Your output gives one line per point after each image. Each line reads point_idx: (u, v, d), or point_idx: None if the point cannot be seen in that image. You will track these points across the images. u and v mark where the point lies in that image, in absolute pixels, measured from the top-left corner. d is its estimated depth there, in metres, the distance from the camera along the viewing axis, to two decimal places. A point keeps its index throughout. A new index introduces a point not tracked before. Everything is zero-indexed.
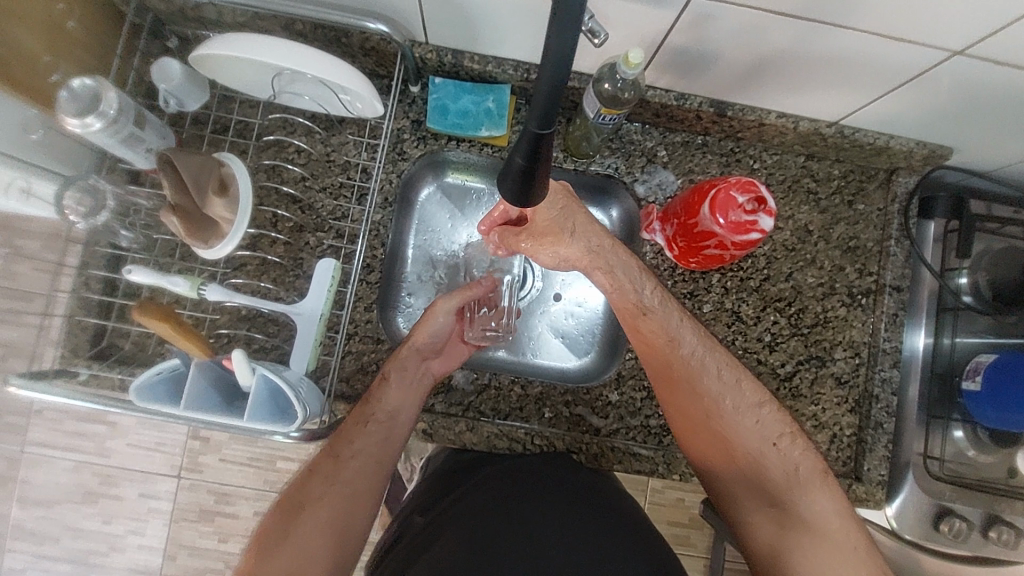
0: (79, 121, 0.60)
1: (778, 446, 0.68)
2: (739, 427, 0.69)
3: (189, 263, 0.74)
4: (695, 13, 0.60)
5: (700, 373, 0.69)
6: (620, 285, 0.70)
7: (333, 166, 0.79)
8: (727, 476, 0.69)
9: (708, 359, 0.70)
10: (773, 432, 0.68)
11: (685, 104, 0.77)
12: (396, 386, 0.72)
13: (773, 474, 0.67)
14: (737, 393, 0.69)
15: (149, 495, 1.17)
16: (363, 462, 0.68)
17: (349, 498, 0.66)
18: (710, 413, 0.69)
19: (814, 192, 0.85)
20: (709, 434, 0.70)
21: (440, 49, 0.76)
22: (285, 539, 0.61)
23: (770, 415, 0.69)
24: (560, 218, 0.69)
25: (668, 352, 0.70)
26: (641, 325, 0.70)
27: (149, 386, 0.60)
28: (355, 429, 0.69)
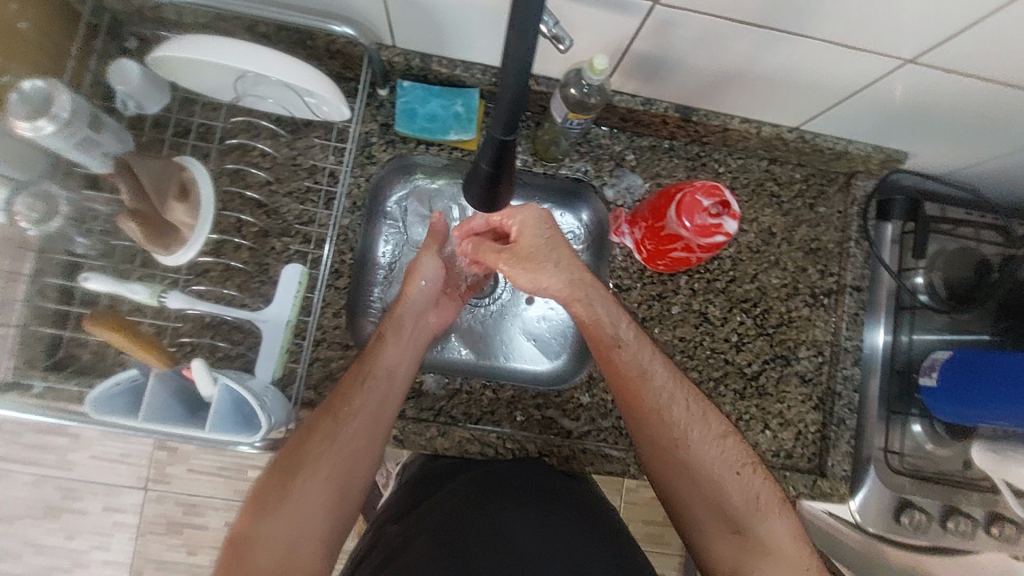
0: (29, 124, 0.57)
1: (739, 475, 0.65)
2: (702, 455, 0.66)
3: (150, 270, 0.72)
4: (658, 20, 0.61)
5: (669, 404, 0.67)
6: (596, 317, 0.69)
7: (299, 170, 0.78)
8: (693, 503, 0.66)
9: (677, 389, 0.68)
10: (734, 462, 0.66)
11: (651, 109, 0.78)
12: (393, 347, 0.71)
13: (733, 501, 0.65)
14: (703, 428, 0.67)
15: (114, 508, 1.13)
16: (364, 422, 0.66)
17: (348, 460, 0.64)
18: (677, 443, 0.67)
19: (778, 195, 0.87)
20: (678, 463, 0.67)
21: (407, 52, 0.76)
22: (282, 501, 0.60)
23: (734, 445, 0.67)
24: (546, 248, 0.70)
25: (639, 381, 0.67)
26: (614, 356, 0.68)
27: (106, 397, 0.58)
28: (355, 385, 0.68)
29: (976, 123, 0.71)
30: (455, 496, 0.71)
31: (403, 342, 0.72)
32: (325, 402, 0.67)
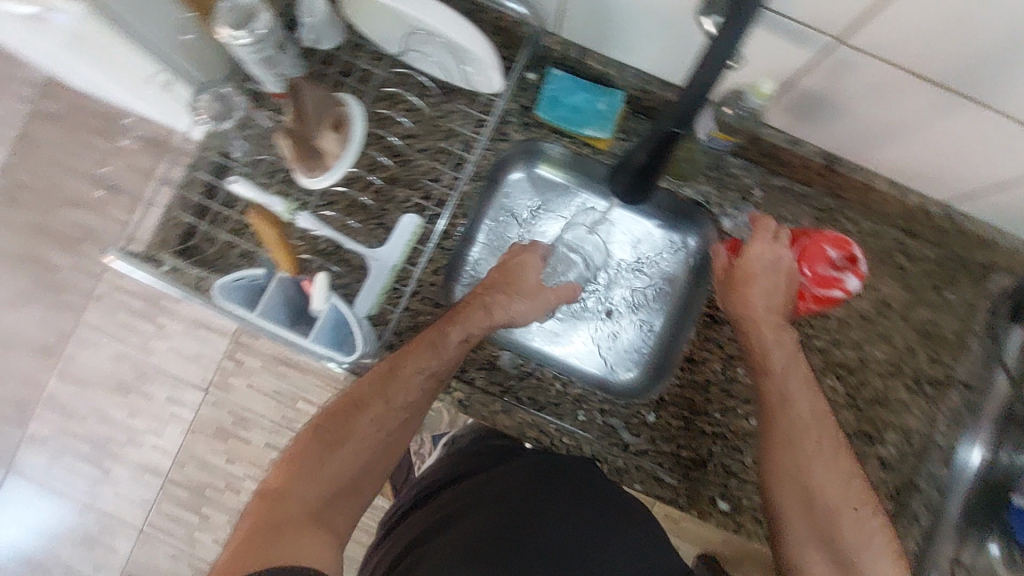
0: (231, 32, 0.62)
1: (856, 511, 0.65)
2: (817, 477, 0.67)
3: (288, 188, 0.78)
4: (835, 61, 0.60)
5: (800, 432, 0.68)
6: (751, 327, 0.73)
7: (437, 131, 0.82)
8: (799, 527, 0.66)
9: (814, 425, 0.69)
10: (853, 498, 0.66)
11: (797, 149, 0.77)
12: (461, 331, 0.72)
13: (845, 537, 0.64)
14: (830, 461, 0.67)
15: (175, 400, 1.21)
16: (418, 392, 0.69)
17: (394, 423, 0.68)
18: (800, 471, 0.67)
19: (904, 269, 0.83)
20: (791, 495, 0.67)
21: (568, 43, 0.78)
22: (324, 461, 0.63)
23: (856, 481, 0.67)
24: (769, 285, 0.72)
25: (779, 407, 0.70)
26: (761, 380, 0.72)
27: (229, 287, 0.63)
28: (426, 347, 0.70)
29: None
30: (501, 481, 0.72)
31: (482, 326, 0.73)
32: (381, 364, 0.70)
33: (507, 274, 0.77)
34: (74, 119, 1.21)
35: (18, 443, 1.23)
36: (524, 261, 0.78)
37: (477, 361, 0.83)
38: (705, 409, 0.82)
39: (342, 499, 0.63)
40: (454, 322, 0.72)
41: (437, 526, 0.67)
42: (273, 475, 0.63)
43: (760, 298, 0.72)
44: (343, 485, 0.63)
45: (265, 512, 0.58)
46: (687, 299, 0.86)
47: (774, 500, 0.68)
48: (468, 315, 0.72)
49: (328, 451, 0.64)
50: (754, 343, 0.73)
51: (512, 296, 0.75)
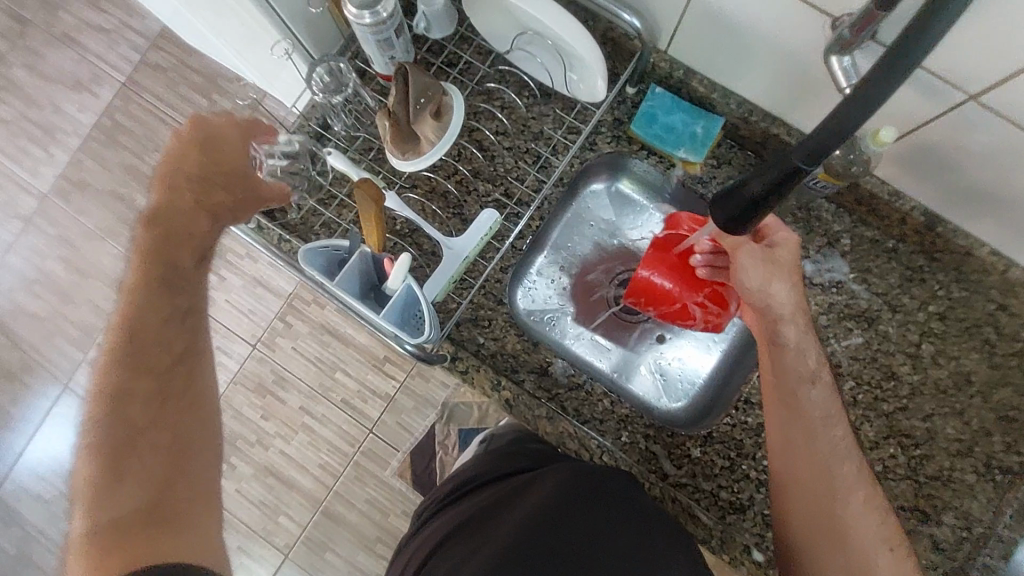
0: (356, 11, 0.65)
1: (892, 555, 0.61)
2: (838, 484, 0.63)
3: (376, 165, 0.79)
4: (961, 116, 0.58)
5: (838, 460, 0.63)
6: (801, 347, 0.62)
7: (526, 132, 0.82)
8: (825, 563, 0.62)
9: (851, 453, 0.64)
10: (887, 539, 0.62)
11: (897, 203, 0.73)
12: (180, 242, 0.66)
13: None
14: (864, 491, 0.63)
15: (224, 350, 1.29)
16: (175, 329, 0.65)
17: (169, 367, 0.64)
18: (834, 502, 0.63)
19: (992, 345, 0.78)
20: (823, 518, 0.63)
21: (675, 61, 0.77)
22: (132, 435, 0.60)
23: (891, 521, 0.62)
24: (790, 264, 0.61)
25: (818, 427, 0.64)
26: (800, 394, 0.64)
27: (314, 253, 0.65)
28: (184, 275, 0.67)
29: None
30: (543, 485, 0.71)
31: (213, 224, 0.68)
32: (115, 325, 0.64)
33: (229, 167, 0.67)
34: (179, 72, 1.29)
35: (76, 364, 1.30)
36: (247, 175, 0.67)
37: (528, 364, 0.82)
38: (754, 454, 0.80)
39: (171, 462, 0.61)
40: (190, 237, 0.67)
41: (478, 530, 0.66)
42: (75, 520, 0.56)
43: (794, 301, 0.61)
44: (169, 463, 0.60)
45: (112, 542, 0.54)
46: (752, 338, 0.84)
47: (798, 527, 0.64)
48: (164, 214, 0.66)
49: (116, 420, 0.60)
50: (784, 355, 0.63)
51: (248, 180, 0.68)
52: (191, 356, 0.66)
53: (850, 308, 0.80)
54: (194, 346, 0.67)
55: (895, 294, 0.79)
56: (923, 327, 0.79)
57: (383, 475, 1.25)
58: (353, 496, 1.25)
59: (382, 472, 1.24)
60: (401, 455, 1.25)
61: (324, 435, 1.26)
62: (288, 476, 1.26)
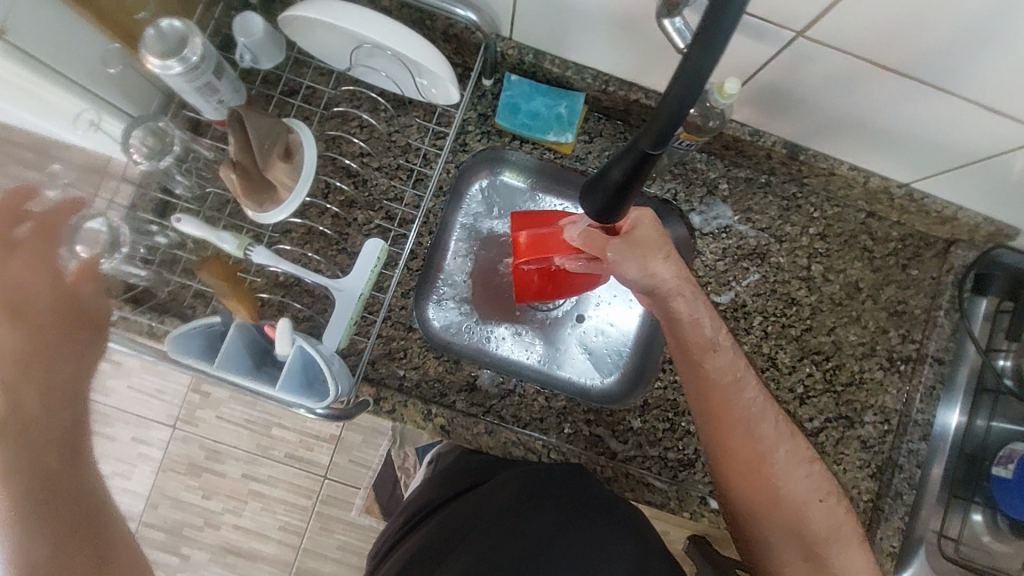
0: (160, 61, 0.58)
1: (824, 503, 0.65)
2: (763, 443, 0.65)
3: (237, 220, 0.73)
4: (794, 53, 0.60)
5: (758, 418, 0.65)
6: (697, 317, 0.64)
7: (393, 147, 0.79)
8: (767, 525, 0.66)
9: (767, 407, 0.66)
10: (819, 488, 0.65)
11: (759, 141, 0.76)
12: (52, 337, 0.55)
13: (815, 528, 0.65)
14: (790, 443, 0.66)
15: (141, 441, 1.16)
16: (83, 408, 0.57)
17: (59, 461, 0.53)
18: (763, 460, 0.65)
19: (870, 251, 0.84)
20: (757, 484, 0.65)
21: (522, 47, 0.75)
22: (48, 518, 0.51)
23: (819, 470, 0.66)
24: (659, 238, 0.63)
25: (733, 392, 0.65)
26: (708, 361, 0.64)
27: (185, 338, 0.59)
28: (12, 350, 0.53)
29: None
30: (493, 501, 0.71)
31: (85, 347, 0.58)
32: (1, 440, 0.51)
33: (92, 317, 0.60)
34: None
35: None
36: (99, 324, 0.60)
37: (455, 384, 0.79)
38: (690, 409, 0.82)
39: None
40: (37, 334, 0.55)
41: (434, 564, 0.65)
42: None
43: (675, 278, 0.63)
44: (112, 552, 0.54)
45: None
46: None
47: (736, 496, 0.67)
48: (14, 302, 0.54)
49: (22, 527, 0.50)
50: (681, 326, 0.64)
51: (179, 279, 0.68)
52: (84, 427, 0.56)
53: (742, 248, 0.83)
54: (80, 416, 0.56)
55: (778, 226, 0.83)
56: (810, 250, 0.83)
57: (349, 518, 1.19)
58: (324, 548, 1.19)
59: (347, 516, 1.19)
60: (363, 491, 1.20)
61: (276, 496, 1.18)
62: (249, 550, 1.18)
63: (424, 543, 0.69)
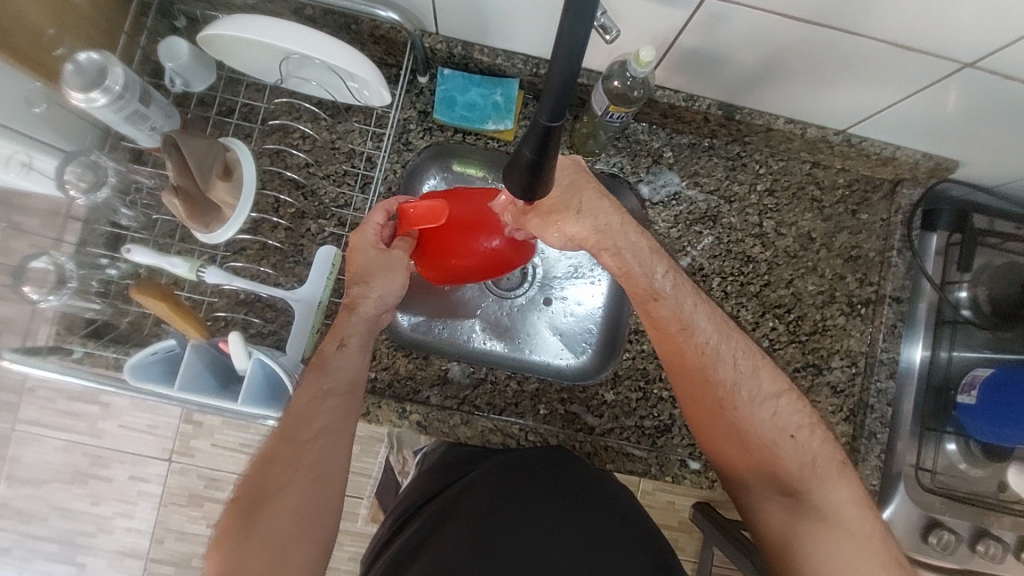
0: (83, 95, 0.58)
1: (795, 438, 0.63)
2: (723, 385, 0.65)
3: (189, 245, 0.73)
4: (707, 13, 0.60)
5: (715, 362, 0.65)
6: (628, 269, 0.65)
7: (337, 154, 0.79)
8: (744, 467, 0.65)
9: (723, 346, 0.65)
10: (789, 424, 0.64)
11: (693, 105, 0.77)
12: (332, 395, 0.61)
13: (787, 465, 0.63)
14: (753, 383, 0.65)
15: (140, 478, 1.11)
16: (325, 435, 0.60)
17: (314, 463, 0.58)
18: (725, 403, 0.65)
19: (819, 200, 0.85)
20: (723, 425, 0.66)
21: (450, 40, 0.75)
22: (320, 508, 0.58)
23: (787, 405, 0.64)
24: (566, 196, 0.63)
25: (682, 338, 0.65)
26: (653, 311, 0.65)
27: (144, 365, 0.60)
28: (316, 405, 0.60)
29: (999, 137, 0.71)
30: (478, 485, 0.70)
31: (337, 395, 0.61)
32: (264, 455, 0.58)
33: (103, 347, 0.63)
34: None
35: None
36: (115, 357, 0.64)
37: (427, 379, 0.81)
38: (660, 375, 0.83)
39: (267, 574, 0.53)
40: (337, 390, 0.62)
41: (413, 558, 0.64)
42: None
43: (594, 227, 0.64)
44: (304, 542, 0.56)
45: None
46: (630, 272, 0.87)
47: (708, 440, 0.68)
48: (331, 360, 0.62)
49: (252, 548, 0.53)
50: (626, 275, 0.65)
51: (363, 281, 0.64)
52: (326, 451, 0.59)
53: (693, 213, 0.84)
54: (334, 434, 0.60)
55: (726, 186, 0.85)
56: (760, 207, 0.85)
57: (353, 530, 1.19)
58: None
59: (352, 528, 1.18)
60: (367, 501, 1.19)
61: None
62: None
63: (404, 543, 0.67)
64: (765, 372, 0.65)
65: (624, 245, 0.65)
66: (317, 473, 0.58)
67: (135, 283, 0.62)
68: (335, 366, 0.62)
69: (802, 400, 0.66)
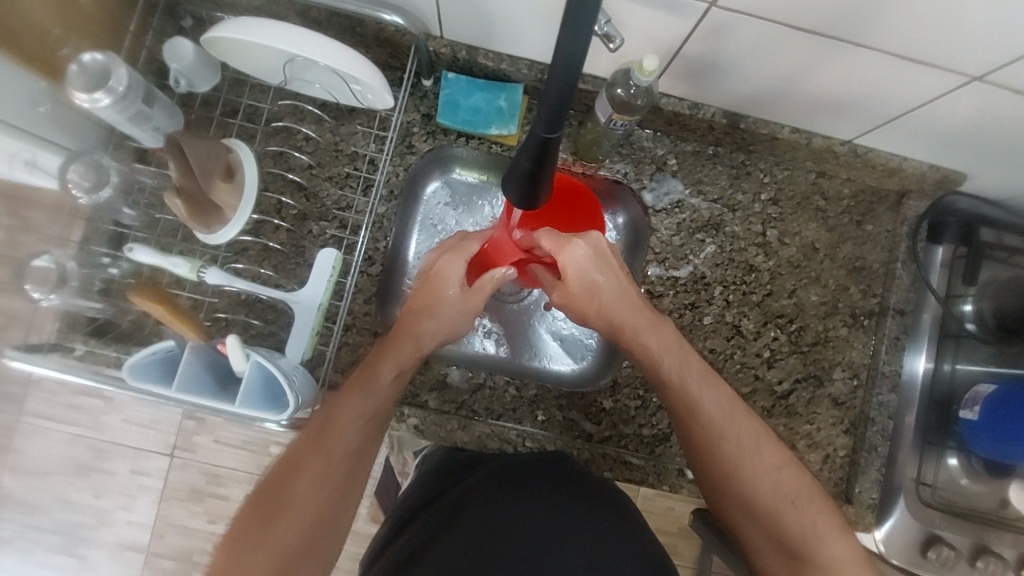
0: (87, 95, 0.59)
1: (797, 509, 0.61)
2: (726, 455, 0.63)
3: (191, 245, 0.74)
4: (712, 23, 0.60)
5: (718, 435, 0.63)
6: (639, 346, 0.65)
7: (340, 156, 0.79)
8: (751, 535, 0.63)
9: (728, 419, 0.64)
10: (791, 493, 0.61)
11: (698, 113, 0.77)
12: (357, 420, 0.60)
13: (789, 535, 0.60)
14: (757, 454, 0.62)
15: (141, 471, 1.12)
16: (348, 455, 0.60)
17: (335, 479, 0.59)
18: (727, 475, 0.63)
19: (824, 211, 0.85)
20: (728, 497, 0.63)
21: (454, 44, 0.75)
22: (330, 521, 0.59)
23: (790, 476, 0.62)
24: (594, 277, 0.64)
25: (685, 411, 0.64)
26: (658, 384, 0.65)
27: (143, 364, 0.60)
28: (342, 426, 0.60)
29: (1008, 150, 0.70)
30: (473, 491, 0.70)
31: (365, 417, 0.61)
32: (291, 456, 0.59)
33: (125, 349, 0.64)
34: None
35: None
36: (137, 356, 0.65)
37: (427, 383, 0.81)
38: None
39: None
40: (362, 414, 0.61)
41: (412, 561, 0.64)
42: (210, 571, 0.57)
43: (614, 290, 0.64)
44: (308, 550, 0.57)
45: None
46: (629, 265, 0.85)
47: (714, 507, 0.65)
48: (367, 386, 0.61)
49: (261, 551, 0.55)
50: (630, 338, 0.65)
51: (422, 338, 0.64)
52: (350, 469, 0.60)
53: (696, 221, 0.84)
54: (359, 454, 0.61)
55: (730, 195, 0.84)
56: (764, 216, 0.84)
57: None
58: None
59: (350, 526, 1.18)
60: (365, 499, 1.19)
61: None
62: None
63: (400, 550, 0.67)
64: (770, 445, 0.63)
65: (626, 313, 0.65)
66: (334, 490, 0.59)
67: (132, 289, 0.64)
68: (366, 392, 0.61)
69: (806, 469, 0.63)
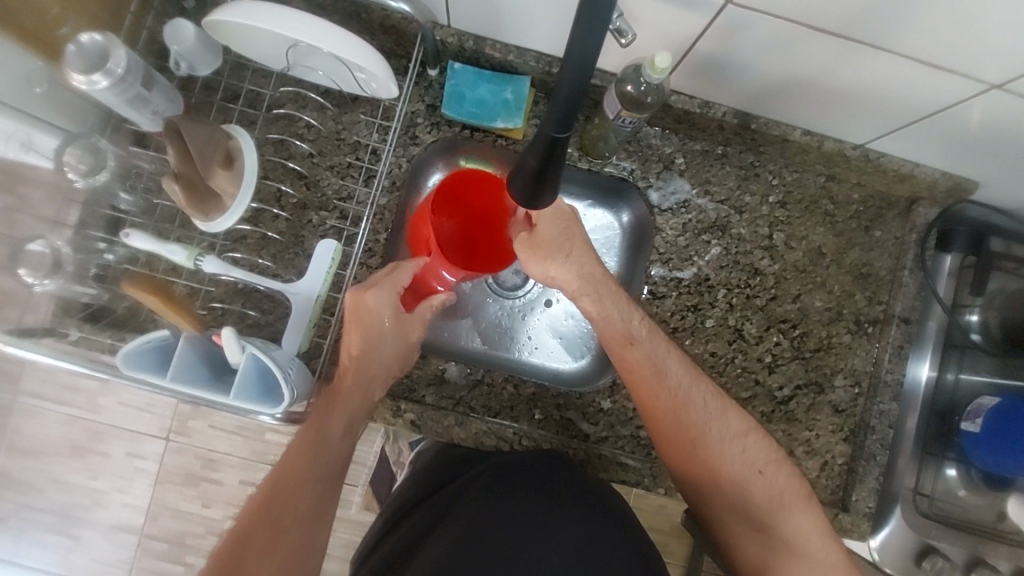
0: (84, 77, 0.57)
1: (764, 474, 0.65)
2: (693, 424, 0.66)
3: (189, 232, 0.72)
4: (727, 22, 0.59)
5: (686, 404, 0.66)
6: (608, 313, 0.68)
7: (342, 145, 0.78)
8: (721, 505, 0.67)
9: (693, 388, 0.67)
10: (759, 459, 0.66)
11: (708, 112, 0.75)
12: (338, 422, 0.67)
13: (755, 500, 0.65)
14: (722, 422, 0.67)
15: (137, 455, 1.11)
16: (331, 460, 0.66)
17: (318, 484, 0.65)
18: (696, 444, 0.66)
19: (832, 215, 0.83)
20: (695, 465, 0.67)
21: (462, 33, 0.74)
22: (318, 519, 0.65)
23: (754, 444, 0.66)
24: (560, 239, 0.67)
25: (654, 381, 0.67)
26: (626, 355, 0.67)
27: (137, 354, 0.59)
28: (324, 426, 0.66)
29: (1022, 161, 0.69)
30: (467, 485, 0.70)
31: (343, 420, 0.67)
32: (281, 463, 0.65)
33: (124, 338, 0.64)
34: None
35: None
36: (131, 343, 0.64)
37: (423, 377, 0.79)
38: None
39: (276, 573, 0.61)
40: (342, 417, 0.67)
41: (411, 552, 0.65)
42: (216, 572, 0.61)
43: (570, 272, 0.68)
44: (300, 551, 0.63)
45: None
46: (633, 266, 0.85)
47: (685, 479, 0.69)
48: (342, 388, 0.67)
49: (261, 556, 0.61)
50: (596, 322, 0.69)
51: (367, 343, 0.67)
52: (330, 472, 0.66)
53: (702, 222, 0.83)
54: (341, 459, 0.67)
55: (737, 197, 0.83)
56: (771, 218, 0.83)
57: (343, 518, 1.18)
58: None
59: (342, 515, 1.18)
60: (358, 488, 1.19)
61: None
62: None
63: (396, 543, 0.67)
64: (732, 409, 0.67)
65: (595, 286, 0.68)
66: (320, 488, 0.65)
67: (131, 278, 0.64)
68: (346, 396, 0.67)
69: (771, 437, 0.68)
